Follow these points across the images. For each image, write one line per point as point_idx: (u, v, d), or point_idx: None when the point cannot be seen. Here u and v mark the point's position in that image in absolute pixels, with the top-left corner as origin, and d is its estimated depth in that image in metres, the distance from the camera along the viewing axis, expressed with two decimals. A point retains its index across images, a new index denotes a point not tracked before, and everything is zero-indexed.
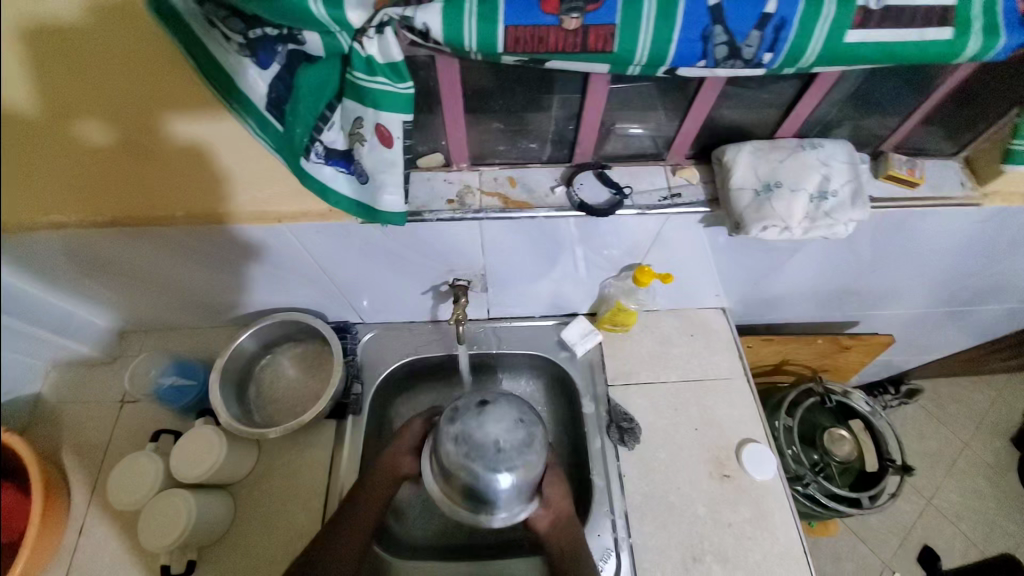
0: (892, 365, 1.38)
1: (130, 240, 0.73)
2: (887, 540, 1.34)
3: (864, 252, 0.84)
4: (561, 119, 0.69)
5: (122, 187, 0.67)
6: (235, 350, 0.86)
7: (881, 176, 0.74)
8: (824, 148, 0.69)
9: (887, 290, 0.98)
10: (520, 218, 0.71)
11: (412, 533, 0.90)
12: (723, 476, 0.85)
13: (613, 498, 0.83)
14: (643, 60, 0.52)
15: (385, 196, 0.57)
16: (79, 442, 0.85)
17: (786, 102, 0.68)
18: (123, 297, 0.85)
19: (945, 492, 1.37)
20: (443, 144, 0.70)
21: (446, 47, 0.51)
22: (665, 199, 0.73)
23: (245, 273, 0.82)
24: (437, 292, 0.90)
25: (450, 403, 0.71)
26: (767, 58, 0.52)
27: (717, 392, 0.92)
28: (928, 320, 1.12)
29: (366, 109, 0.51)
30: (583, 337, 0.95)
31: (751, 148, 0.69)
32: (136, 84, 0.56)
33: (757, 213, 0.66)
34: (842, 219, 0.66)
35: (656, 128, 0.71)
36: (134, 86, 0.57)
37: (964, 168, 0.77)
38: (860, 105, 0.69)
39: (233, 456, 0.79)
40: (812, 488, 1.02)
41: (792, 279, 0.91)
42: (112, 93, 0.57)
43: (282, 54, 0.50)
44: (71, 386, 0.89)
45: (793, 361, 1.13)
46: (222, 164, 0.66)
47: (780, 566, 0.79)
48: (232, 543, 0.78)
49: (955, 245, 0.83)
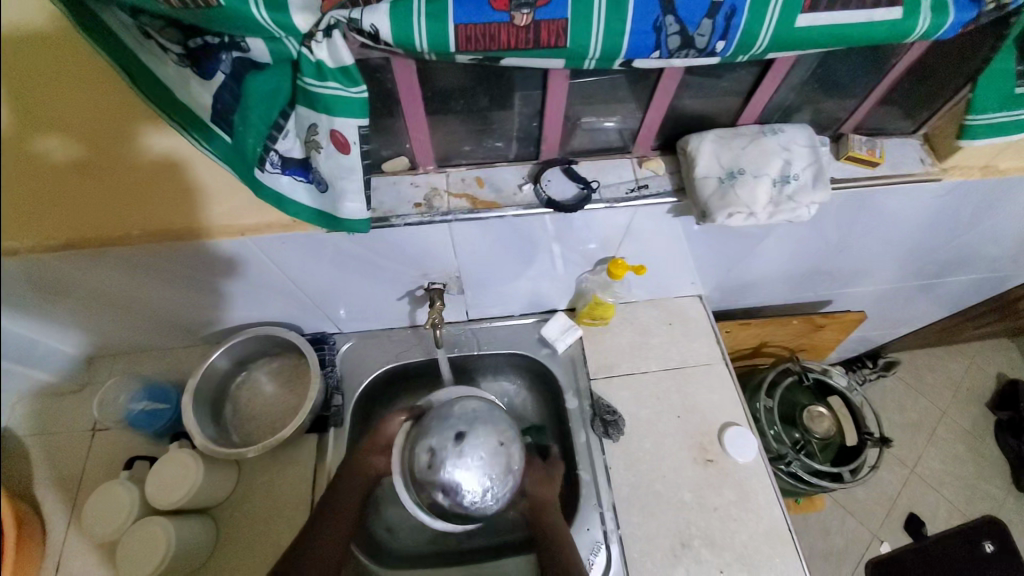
0: (867, 340, 1.42)
1: (85, 264, 0.70)
2: (874, 511, 1.37)
3: (831, 233, 0.86)
4: (525, 115, 0.69)
5: (76, 206, 0.64)
6: (208, 369, 0.83)
7: (842, 158, 0.76)
8: (785, 133, 0.70)
9: (856, 269, 1.00)
10: (489, 218, 0.70)
11: (401, 542, 0.89)
12: (707, 461, 0.86)
13: (600, 491, 0.83)
14: (598, 53, 0.52)
15: (345, 205, 0.56)
16: (47, 476, 0.82)
17: (745, 89, 0.69)
18: (87, 323, 0.82)
19: (928, 460, 1.42)
20: (407, 146, 0.69)
21: (398, 49, 0.50)
22: (632, 191, 0.73)
23: (215, 290, 0.80)
24: (414, 297, 0.89)
25: (427, 445, 0.76)
26: (720, 46, 0.53)
27: (698, 379, 0.93)
28: (897, 294, 1.16)
29: (319, 115, 0.50)
30: (563, 332, 0.95)
31: (713, 137, 0.70)
32: (90, 95, 0.55)
33: (721, 200, 0.66)
34: (805, 202, 0.67)
35: (621, 121, 0.72)
36: (88, 99, 0.55)
37: (924, 144, 0.79)
38: (816, 90, 0.71)
39: (212, 477, 0.77)
40: (794, 466, 1.03)
41: (764, 263, 0.93)
42: (63, 105, 0.55)
43: (226, 63, 0.48)
44: (38, 418, 0.85)
45: (772, 343, 1.15)
46: (176, 178, 0.63)
47: (766, 544, 0.80)
48: (218, 567, 0.76)
49: (916, 221, 0.86)
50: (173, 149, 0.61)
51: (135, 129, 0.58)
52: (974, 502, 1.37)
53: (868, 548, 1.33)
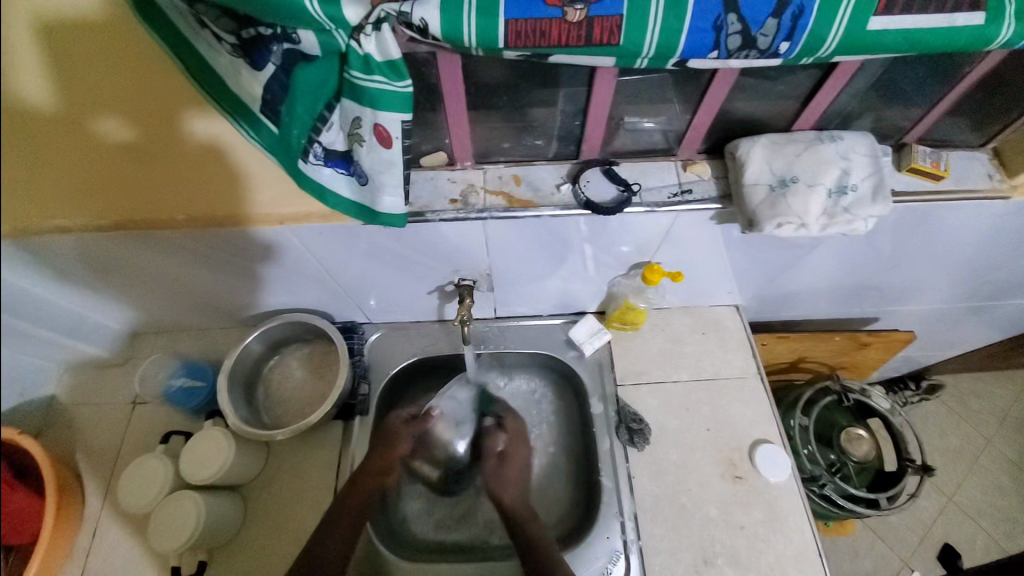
0: (912, 361, 1.34)
1: (132, 244, 0.72)
2: (906, 538, 1.31)
3: (885, 248, 0.81)
4: (567, 114, 0.67)
5: (124, 188, 0.67)
6: (242, 351, 0.86)
7: (904, 169, 0.71)
8: (844, 140, 0.66)
9: (908, 285, 0.94)
10: (525, 217, 0.69)
11: (417, 533, 0.89)
12: (735, 478, 0.83)
13: (622, 499, 0.82)
14: (652, 52, 0.50)
15: (384, 198, 0.56)
16: (91, 443, 0.86)
17: (804, 93, 0.66)
18: (133, 300, 0.85)
19: (967, 490, 1.34)
20: (446, 142, 0.69)
21: (445, 44, 0.49)
22: (675, 195, 0.70)
23: (251, 275, 0.82)
24: (443, 292, 0.89)
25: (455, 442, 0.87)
26: (784, 47, 0.50)
27: (730, 391, 0.90)
28: (950, 315, 1.08)
29: (363, 109, 0.50)
30: (591, 336, 0.94)
31: (765, 142, 0.66)
32: (139, 83, 0.56)
33: (771, 209, 0.63)
34: (862, 215, 0.63)
35: (667, 122, 0.69)
36: (138, 86, 0.57)
37: (992, 159, 0.73)
38: (882, 95, 0.66)
39: (241, 458, 0.79)
40: (828, 489, 0.99)
41: (809, 275, 0.88)
42: (116, 91, 0.57)
43: (277, 54, 0.48)
44: (85, 388, 0.90)
45: (810, 359, 1.10)
46: (221, 165, 0.65)
47: (795, 569, 0.77)
48: (242, 544, 0.79)
49: (982, 239, 0.80)
50: (216, 137, 0.62)
51: (181, 117, 0.60)
52: None
53: None
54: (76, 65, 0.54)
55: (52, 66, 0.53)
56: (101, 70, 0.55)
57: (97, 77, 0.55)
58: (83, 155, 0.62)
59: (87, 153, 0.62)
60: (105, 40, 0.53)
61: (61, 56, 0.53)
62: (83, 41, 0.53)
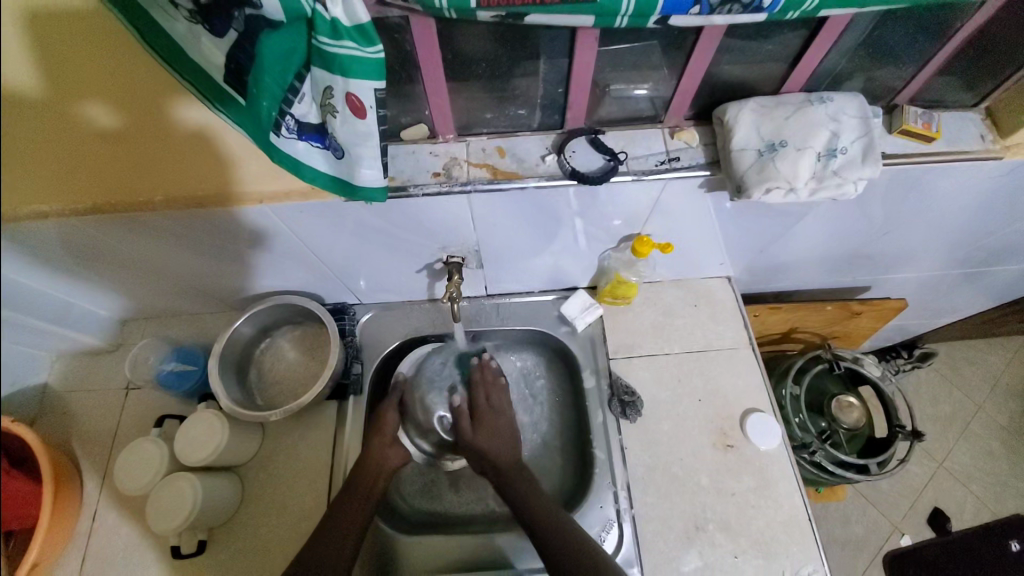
0: (905, 330, 1.34)
1: (111, 229, 0.71)
2: (898, 503, 1.32)
3: (877, 215, 0.80)
4: (550, 82, 0.65)
5: (104, 171, 0.65)
6: (232, 336, 0.85)
7: (895, 132, 0.70)
8: (834, 102, 0.64)
9: (901, 253, 0.94)
10: (509, 190, 0.68)
11: (408, 508, 0.89)
12: (726, 447, 0.84)
13: (615, 470, 0.83)
14: (631, 9, 0.48)
15: (362, 171, 0.55)
16: (88, 431, 0.87)
17: (793, 53, 0.64)
18: (120, 285, 0.84)
19: (957, 455, 1.37)
20: (427, 114, 0.67)
21: (416, 5, 0.48)
22: (662, 163, 0.69)
23: (245, 260, 0.81)
24: (432, 270, 0.88)
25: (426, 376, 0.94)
26: (768, 1, 0.48)
27: (722, 363, 0.90)
28: (943, 282, 1.08)
29: (334, 77, 0.49)
30: (583, 311, 0.94)
31: (753, 106, 0.65)
32: (123, 71, 0.55)
33: (759, 174, 0.62)
34: (852, 178, 0.62)
35: (654, 88, 0.67)
36: (124, 76, 0.56)
37: (985, 120, 0.72)
38: (873, 53, 0.64)
39: (234, 439, 0.79)
40: (818, 456, 1.00)
41: (802, 244, 0.88)
42: (107, 79, 0.56)
43: (239, 20, 0.46)
44: (77, 376, 0.90)
45: (802, 329, 1.10)
46: (207, 150, 0.64)
47: (785, 534, 0.78)
48: (241, 523, 0.80)
49: (975, 203, 0.79)
50: (208, 126, 0.61)
51: (166, 105, 0.59)
52: (1006, 500, 1.31)
53: (888, 540, 1.28)
54: (65, 50, 0.53)
55: (39, 50, 0.52)
56: (92, 56, 0.54)
57: (79, 64, 0.54)
58: (65, 140, 0.61)
59: (68, 138, 0.61)
60: (86, 24, 0.51)
61: (50, 42, 0.52)
62: (71, 29, 0.52)
